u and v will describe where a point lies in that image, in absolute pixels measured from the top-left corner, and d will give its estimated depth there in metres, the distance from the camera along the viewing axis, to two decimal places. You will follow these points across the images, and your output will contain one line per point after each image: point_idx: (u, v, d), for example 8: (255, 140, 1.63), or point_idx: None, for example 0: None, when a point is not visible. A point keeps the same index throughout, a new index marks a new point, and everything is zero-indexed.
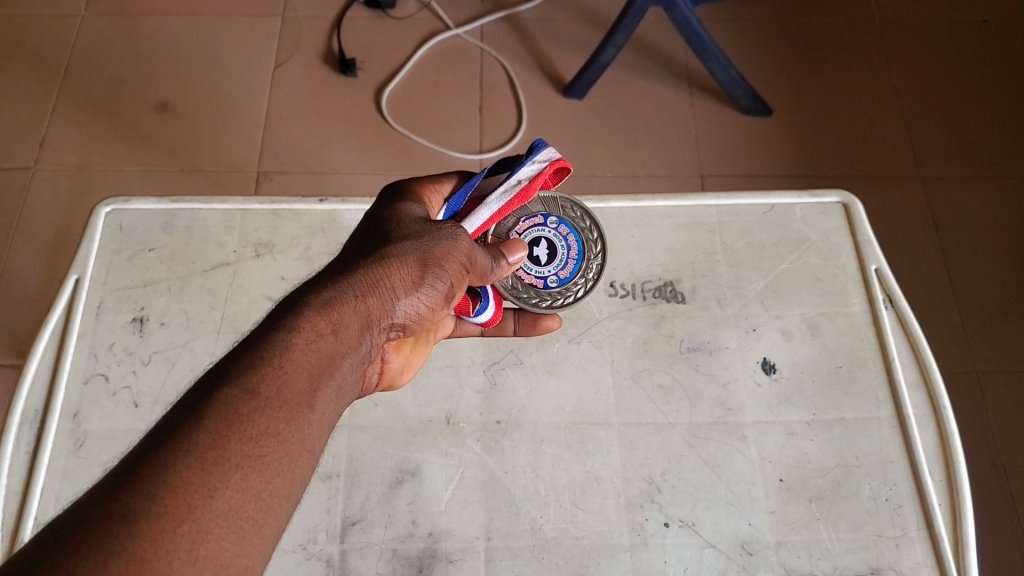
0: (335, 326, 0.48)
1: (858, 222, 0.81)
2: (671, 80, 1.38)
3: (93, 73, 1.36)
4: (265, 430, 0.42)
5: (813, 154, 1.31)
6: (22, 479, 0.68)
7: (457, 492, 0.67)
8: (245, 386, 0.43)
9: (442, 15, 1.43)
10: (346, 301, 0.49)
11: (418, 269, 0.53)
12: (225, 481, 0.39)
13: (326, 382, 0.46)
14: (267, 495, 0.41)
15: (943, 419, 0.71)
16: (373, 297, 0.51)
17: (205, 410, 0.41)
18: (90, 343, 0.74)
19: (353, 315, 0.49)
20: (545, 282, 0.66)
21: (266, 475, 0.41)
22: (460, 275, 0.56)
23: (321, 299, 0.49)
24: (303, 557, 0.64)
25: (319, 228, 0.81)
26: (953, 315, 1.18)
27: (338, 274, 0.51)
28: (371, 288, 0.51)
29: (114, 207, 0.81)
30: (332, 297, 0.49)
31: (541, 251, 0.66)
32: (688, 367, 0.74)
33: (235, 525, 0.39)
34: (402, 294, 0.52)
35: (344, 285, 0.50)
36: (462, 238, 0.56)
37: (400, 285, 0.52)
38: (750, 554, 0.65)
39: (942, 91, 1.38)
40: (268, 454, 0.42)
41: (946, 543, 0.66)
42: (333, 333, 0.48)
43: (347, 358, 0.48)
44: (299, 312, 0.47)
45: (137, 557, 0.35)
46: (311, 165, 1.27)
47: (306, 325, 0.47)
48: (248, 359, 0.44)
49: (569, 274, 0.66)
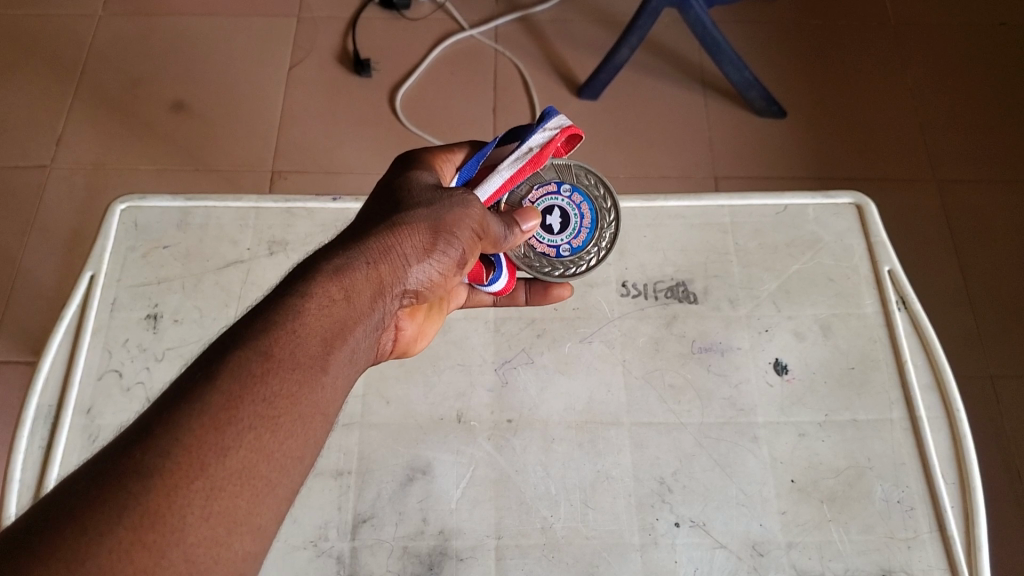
0: (347, 292, 0.48)
1: (871, 223, 0.81)
2: (683, 81, 1.38)
3: (109, 73, 1.38)
4: (278, 391, 0.42)
5: (826, 157, 1.31)
6: (36, 474, 0.68)
7: (468, 490, 0.68)
8: (259, 348, 0.43)
9: (457, 15, 1.43)
10: (357, 268, 0.50)
11: (428, 236, 0.53)
12: (239, 440, 0.40)
13: (337, 344, 0.47)
14: (281, 456, 0.42)
15: (957, 422, 0.70)
16: (384, 264, 0.51)
17: (218, 371, 0.41)
18: (104, 339, 0.74)
19: (364, 282, 0.50)
20: (554, 251, 0.66)
21: (279, 435, 0.42)
22: (472, 242, 0.56)
23: (332, 265, 0.49)
24: (314, 554, 0.65)
25: (333, 226, 0.81)
26: (967, 318, 1.17)
27: (350, 242, 0.52)
28: (382, 255, 0.51)
29: (129, 204, 0.81)
30: (343, 264, 0.49)
31: (555, 218, 0.66)
32: (700, 367, 0.74)
33: (249, 482, 0.40)
34: (414, 261, 0.53)
35: (355, 252, 0.50)
36: (472, 205, 0.55)
37: (411, 252, 0.52)
38: (761, 555, 0.65)
39: (958, 93, 1.37)
40: (281, 414, 0.42)
41: (960, 547, 0.65)
42: (346, 300, 0.48)
43: (358, 323, 0.49)
44: (313, 278, 0.48)
45: (151, 512, 0.36)
46: (324, 164, 1.28)
47: (318, 291, 0.47)
48: (261, 323, 0.44)
49: (580, 245, 0.67)
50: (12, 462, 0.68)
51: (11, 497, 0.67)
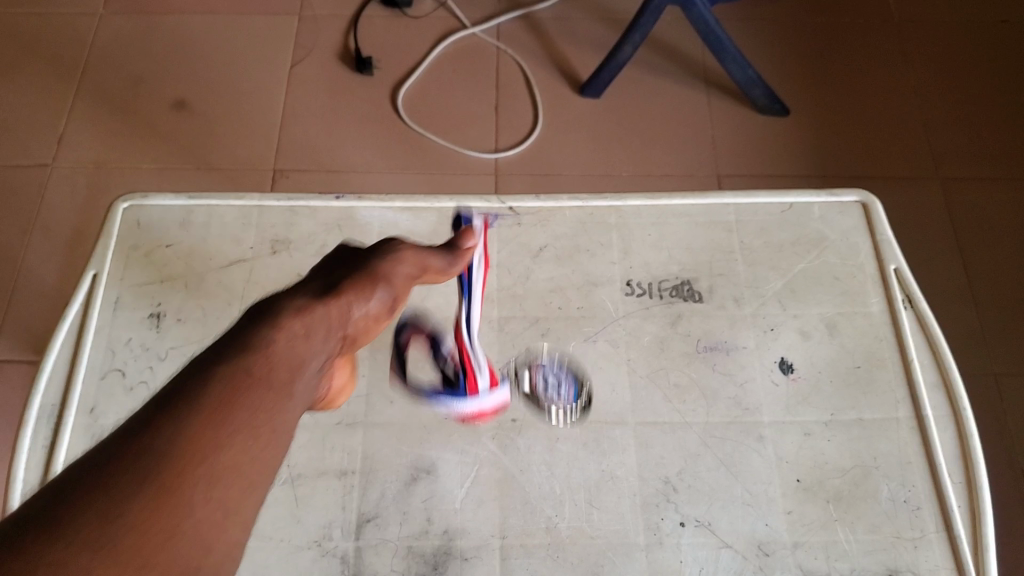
0: (309, 330, 0.43)
1: (877, 222, 0.81)
2: (687, 78, 1.38)
3: (111, 71, 1.37)
4: (264, 402, 0.36)
5: (829, 154, 1.30)
6: (40, 474, 0.68)
7: (473, 490, 0.67)
8: (238, 367, 0.37)
9: (459, 13, 1.43)
10: (318, 307, 0.45)
11: (373, 283, 0.50)
12: (234, 436, 0.34)
13: (307, 379, 0.41)
14: (261, 465, 0.35)
15: (963, 421, 0.70)
16: (339, 306, 0.47)
17: (200, 381, 0.35)
18: (107, 338, 0.74)
19: (324, 320, 0.45)
20: (558, 399, 0.71)
21: (263, 445, 0.35)
22: (412, 281, 0.55)
23: (293, 304, 0.44)
24: (319, 554, 0.65)
25: (336, 225, 0.81)
26: (970, 316, 1.17)
27: (304, 289, 0.47)
28: (337, 300, 0.47)
29: (132, 203, 0.81)
30: (304, 304, 0.44)
31: (547, 386, 0.72)
32: (705, 366, 0.73)
33: (241, 484, 0.34)
34: (365, 305, 0.49)
35: (312, 294, 0.46)
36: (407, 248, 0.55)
37: (362, 297, 0.49)
38: (766, 555, 0.65)
39: (962, 90, 1.37)
40: (262, 426, 0.36)
41: (966, 547, 0.65)
42: (312, 334, 0.43)
43: (319, 361, 0.43)
44: (272, 313, 0.42)
45: (135, 522, 0.30)
46: (326, 162, 1.28)
47: (283, 323, 0.42)
48: (230, 349, 0.38)
49: (575, 390, 0.72)
50: (14, 462, 0.68)
51: (14, 498, 0.66)
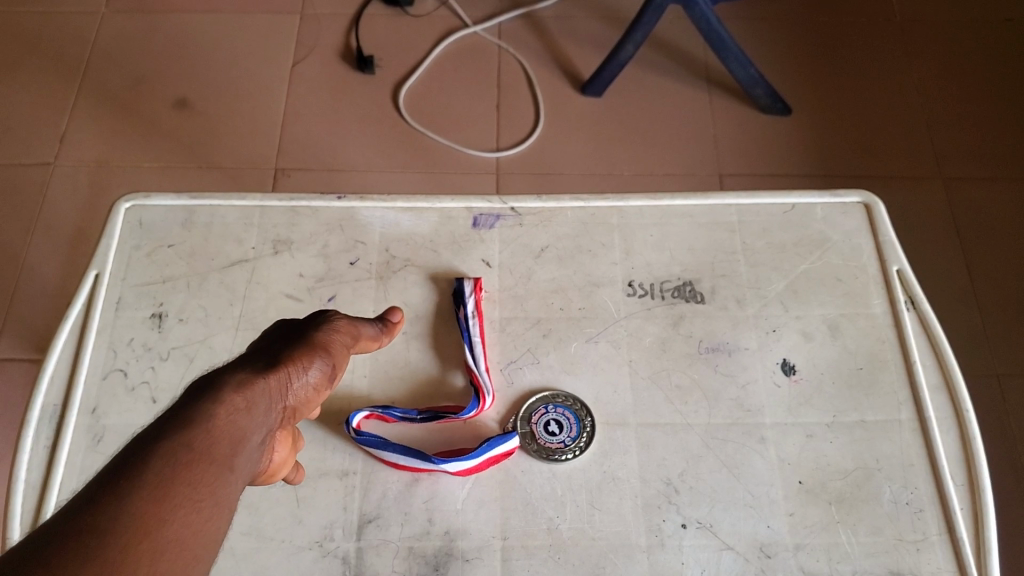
0: (250, 404, 0.43)
1: (879, 223, 0.80)
2: (689, 78, 1.37)
3: (113, 70, 1.37)
4: (203, 480, 0.37)
5: (832, 154, 1.30)
6: (41, 474, 0.68)
7: (474, 491, 0.67)
8: (180, 440, 0.37)
9: (460, 12, 1.43)
10: (258, 381, 0.45)
11: (315, 356, 0.51)
12: (176, 511, 0.35)
13: (247, 452, 0.40)
14: (208, 536, 0.36)
15: (965, 422, 0.70)
16: (281, 380, 0.47)
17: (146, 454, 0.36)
18: (109, 339, 0.74)
19: (266, 395, 0.45)
20: (565, 443, 0.69)
21: (205, 516, 0.36)
22: (347, 354, 0.57)
23: (234, 379, 0.43)
24: (320, 555, 0.65)
25: (338, 225, 0.81)
26: (973, 316, 1.16)
27: (242, 366, 0.47)
28: (278, 374, 0.47)
29: (134, 203, 0.81)
30: (244, 379, 0.44)
31: (550, 432, 0.70)
32: (707, 368, 0.73)
33: (182, 557, 0.34)
34: (307, 379, 0.50)
35: (253, 369, 0.46)
36: (342, 323, 0.58)
37: (304, 369, 0.50)
38: (768, 557, 0.65)
39: (965, 90, 1.36)
40: (205, 499, 0.36)
41: (968, 549, 0.65)
42: (250, 409, 0.42)
43: (261, 436, 0.42)
44: (210, 389, 0.42)
45: None
46: (328, 161, 1.27)
47: (223, 398, 0.41)
48: (169, 425, 0.38)
49: (579, 428, 0.70)
50: (16, 462, 0.68)
51: (16, 498, 0.67)
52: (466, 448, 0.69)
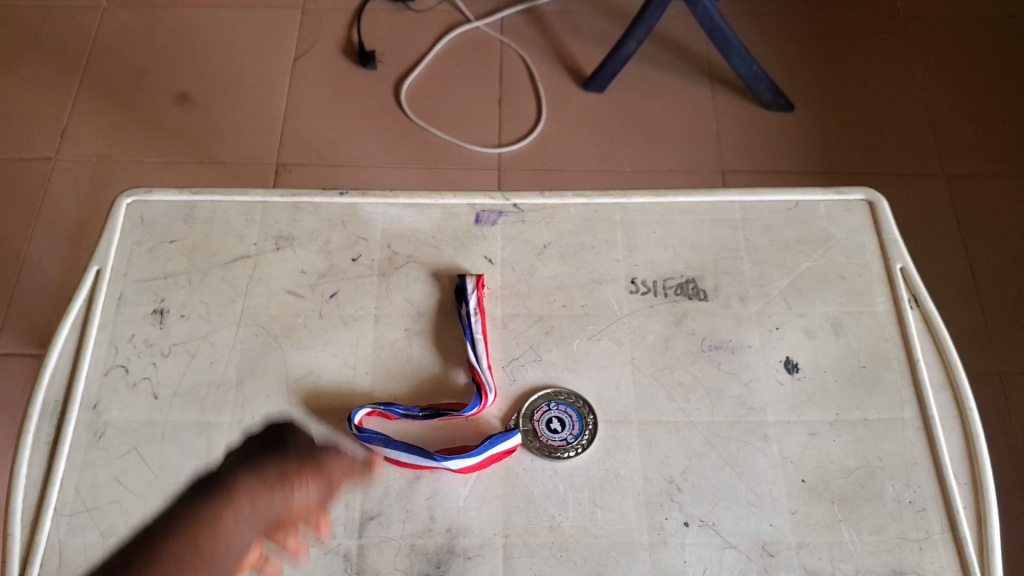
0: (205, 553, 0.50)
1: (883, 221, 0.80)
2: (692, 74, 1.37)
3: (114, 64, 1.37)
4: None
5: (835, 151, 1.29)
6: (43, 470, 0.68)
7: (476, 488, 0.67)
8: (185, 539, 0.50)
9: (462, 7, 1.42)
10: (221, 519, 0.52)
11: (286, 489, 0.57)
12: None
13: None
14: None
15: (969, 421, 0.69)
16: (240, 519, 0.54)
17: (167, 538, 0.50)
18: (111, 334, 0.74)
19: (221, 544, 0.52)
20: (567, 441, 0.69)
21: None
22: (332, 481, 0.62)
23: (224, 492, 0.55)
24: (321, 552, 0.65)
25: (340, 221, 0.80)
26: (975, 314, 1.16)
27: (239, 475, 0.57)
28: (239, 512, 0.54)
29: (135, 198, 0.81)
30: (213, 513, 0.53)
31: (552, 429, 0.70)
32: (709, 365, 0.73)
33: None
34: (272, 510, 0.56)
35: (222, 500, 0.54)
36: (334, 452, 0.63)
37: (267, 502, 0.56)
38: (771, 555, 0.65)
39: (968, 86, 1.36)
40: None
41: (971, 548, 0.65)
42: (205, 559, 0.50)
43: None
44: (196, 509, 0.53)
45: None
46: (329, 157, 1.27)
47: (185, 536, 0.50)
48: (189, 515, 0.52)
49: (581, 425, 0.70)
50: (17, 458, 0.68)
51: (17, 494, 0.66)
52: (468, 445, 0.69)
